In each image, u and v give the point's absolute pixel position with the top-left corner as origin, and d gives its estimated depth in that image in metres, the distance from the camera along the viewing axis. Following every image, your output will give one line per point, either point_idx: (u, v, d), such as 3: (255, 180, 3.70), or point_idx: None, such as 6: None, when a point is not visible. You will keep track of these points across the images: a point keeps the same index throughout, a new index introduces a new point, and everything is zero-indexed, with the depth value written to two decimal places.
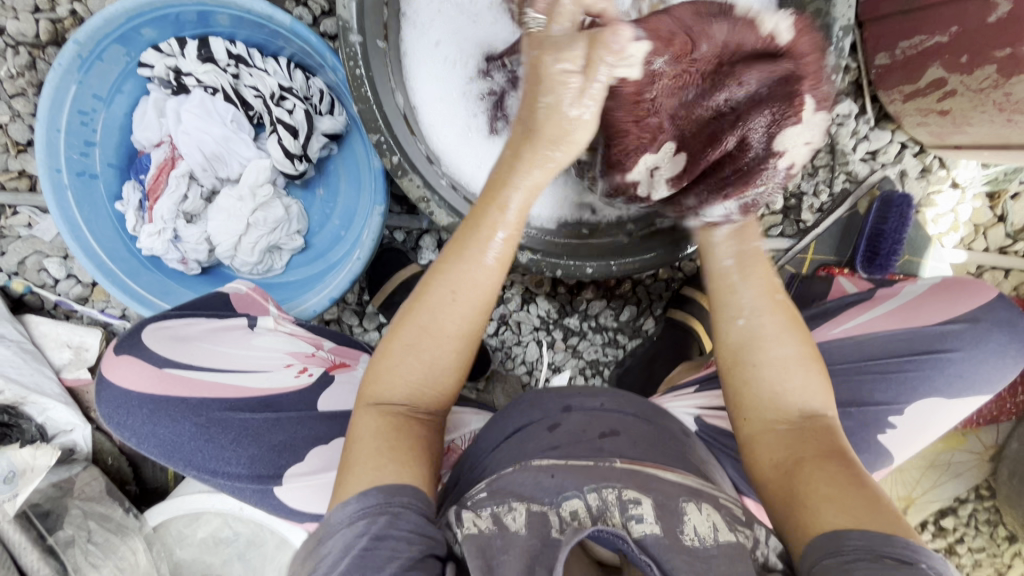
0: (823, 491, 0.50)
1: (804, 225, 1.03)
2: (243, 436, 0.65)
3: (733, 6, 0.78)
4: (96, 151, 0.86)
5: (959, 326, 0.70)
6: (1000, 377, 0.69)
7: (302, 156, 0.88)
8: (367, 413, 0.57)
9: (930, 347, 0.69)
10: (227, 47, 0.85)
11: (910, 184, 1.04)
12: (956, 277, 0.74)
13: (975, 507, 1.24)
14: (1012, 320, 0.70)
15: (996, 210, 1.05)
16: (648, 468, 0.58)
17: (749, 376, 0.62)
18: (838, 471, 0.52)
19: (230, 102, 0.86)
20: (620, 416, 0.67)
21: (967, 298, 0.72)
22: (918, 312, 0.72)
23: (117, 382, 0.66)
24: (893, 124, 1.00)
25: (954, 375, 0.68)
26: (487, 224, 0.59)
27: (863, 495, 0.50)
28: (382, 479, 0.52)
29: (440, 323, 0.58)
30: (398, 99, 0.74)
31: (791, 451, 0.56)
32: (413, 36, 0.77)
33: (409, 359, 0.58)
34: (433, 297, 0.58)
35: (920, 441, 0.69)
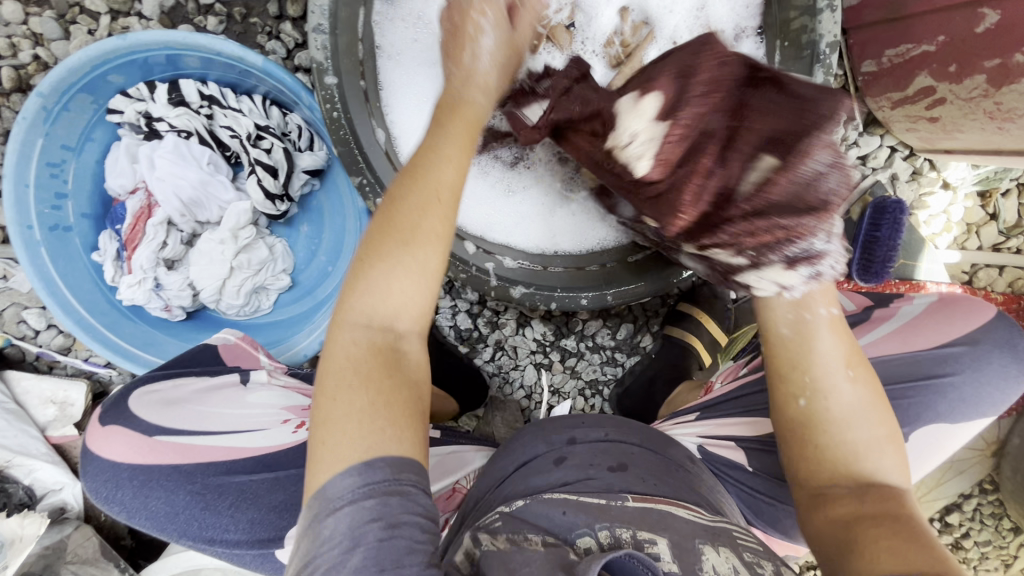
0: (881, 542, 0.48)
1: None
2: (241, 500, 0.63)
3: (716, 25, 0.77)
4: (67, 205, 0.82)
5: (958, 347, 0.69)
6: (1001, 395, 0.68)
7: (284, 195, 0.86)
8: (350, 339, 0.47)
9: (930, 368, 0.68)
10: (199, 88, 0.82)
11: (901, 188, 1.03)
12: (950, 296, 0.74)
13: (979, 502, 1.25)
14: (1009, 337, 0.70)
15: (987, 208, 1.06)
16: (660, 504, 0.56)
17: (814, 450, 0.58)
18: (902, 546, 0.47)
19: (205, 144, 0.84)
20: (627, 446, 0.67)
21: (964, 319, 0.70)
22: (914, 335, 0.71)
23: (105, 455, 0.64)
24: (881, 129, 0.99)
25: (957, 396, 0.67)
26: (457, 129, 0.53)
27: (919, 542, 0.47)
28: (382, 449, 0.43)
29: (422, 227, 0.48)
30: (379, 136, 0.73)
31: (853, 514, 0.53)
32: (393, 75, 0.75)
33: (392, 271, 0.47)
34: (411, 200, 0.49)
35: (924, 466, 0.69)
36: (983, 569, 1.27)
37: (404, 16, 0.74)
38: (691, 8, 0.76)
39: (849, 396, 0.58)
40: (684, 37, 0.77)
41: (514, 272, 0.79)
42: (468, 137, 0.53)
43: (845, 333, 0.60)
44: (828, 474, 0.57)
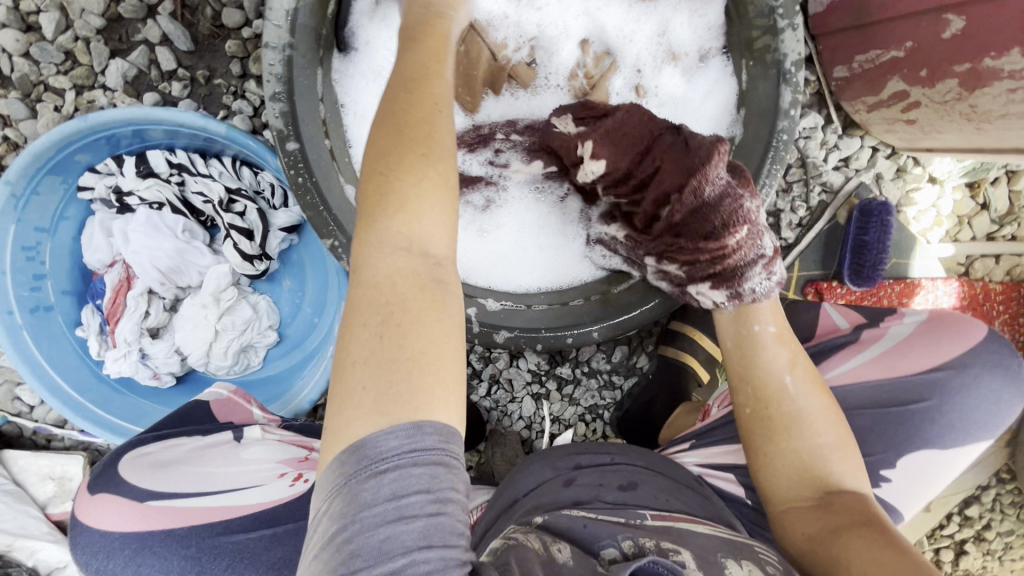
0: (858, 570, 0.47)
1: (788, 241, 1.01)
2: (238, 559, 0.61)
3: (678, 48, 0.76)
4: (47, 285, 0.82)
5: (946, 370, 0.67)
6: (992, 420, 0.67)
7: (261, 255, 0.86)
8: (389, 263, 0.41)
9: (920, 395, 0.67)
10: (166, 157, 0.82)
11: (887, 187, 1.01)
12: (941, 314, 0.72)
13: (998, 492, 1.22)
14: (999, 359, 0.68)
15: (977, 199, 1.04)
16: (677, 521, 0.55)
17: (770, 458, 0.59)
18: (882, 544, 0.49)
19: (179, 212, 0.83)
20: (631, 469, 0.67)
21: (953, 341, 0.69)
22: (902, 358, 0.70)
23: (95, 527, 0.63)
24: (860, 130, 0.98)
25: (948, 423, 0.66)
26: (431, 47, 0.52)
27: (899, 561, 0.47)
28: (435, 400, 0.38)
29: (435, 140, 0.45)
30: (350, 192, 0.71)
31: (823, 530, 0.52)
32: (359, 130, 0.74)
33: (413, 186, 0.43)
34: (410, 110, 0.46)
35: (920, 494, 0.66)
36: (1008, 558, 1.25)
37: (364, 72, 0.74)
38: (652, 35, 0.76)
39: (800, 401, 0.59)
40: (648, 64, 0.77)
41: (498, 313, 0.78)
42: (438, 53, 0.52)
43: (786, 340, 0.62)
44: (785, 484, 0.58)
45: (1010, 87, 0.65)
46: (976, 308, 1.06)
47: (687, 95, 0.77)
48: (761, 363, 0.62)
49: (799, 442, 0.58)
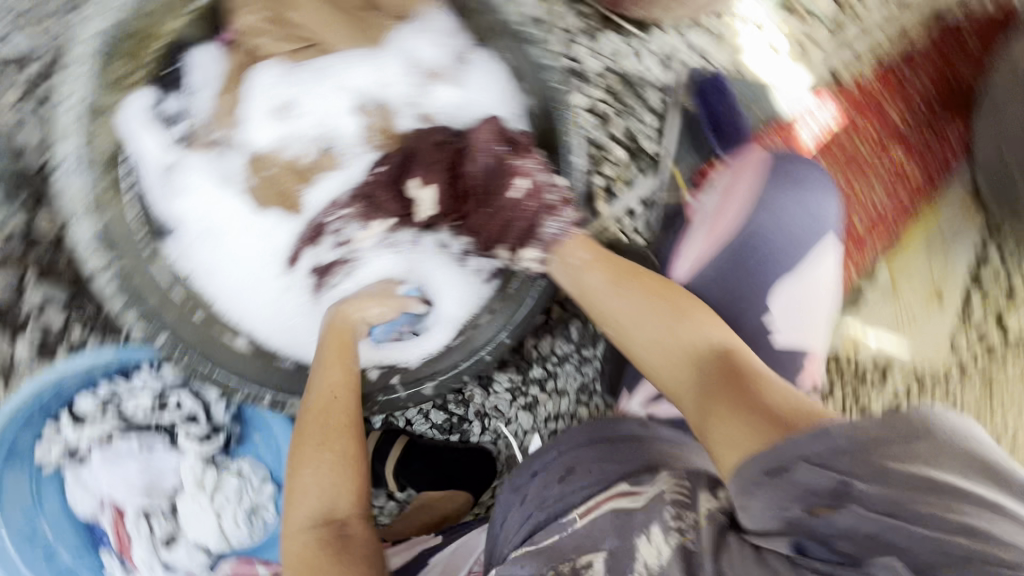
0: (723, 430, 0.61)
1: (656, 152, 1.03)
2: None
3: (437, 66, 0.80)
4: (60, 553, 0.90)
5: (759, 212, 0.89)
6: (809, 221, 0.89)
7: (214, 428, 0.93)
8: (302, 541, 0.65)
9: (750, 241, 0.89)
10: (92, 396, 0.88)
11: (714, 55, 1.03)
12: (733, 171, 0.94)
13: (996, 250, 1.17)
14: (784, 176, 0.90)
15: (803, 16, 1.05)
16: (603, 505, 0.66)
17: (642, 359, 0.72)
18: (732, 403, 0.62)
19: (128, 434, 0.90)
20: (572, 454, 0.77)
21: (749, 185, 0.91)
22: (721, 222, 0.92)
23: None
24: (658, 25, 0.99)
25: (781, 244, 0.88)
26: (335, 343, 0.77)
27: (749, 415, 0.60)
28: None
29: (328, 437, 0.70)
30: (239, 343, 0.78)
31: (695, 402, 0.66)
32: (216, 284, 0.78)
33: (319, 461, 0.69)
34: (315, 409, 0.72)
35: (796, 307, 0.89)
36: None
37: (194, 233, 0.78)
38: (407, 68, 0.79)
39: (628, 306, 0.72)
40: (420, 93, 0.80)
41: (419, 368, 0.84)
42: (341, 353, 0.76)
43: (599, 262, 0.76)
44: (666, 378, 0.70)
45: None
46: (859, 109, 1.07)
47: (469, 96, 0.80)
48: (598, 293, 0.74)
49: (643, 339, 0.71)
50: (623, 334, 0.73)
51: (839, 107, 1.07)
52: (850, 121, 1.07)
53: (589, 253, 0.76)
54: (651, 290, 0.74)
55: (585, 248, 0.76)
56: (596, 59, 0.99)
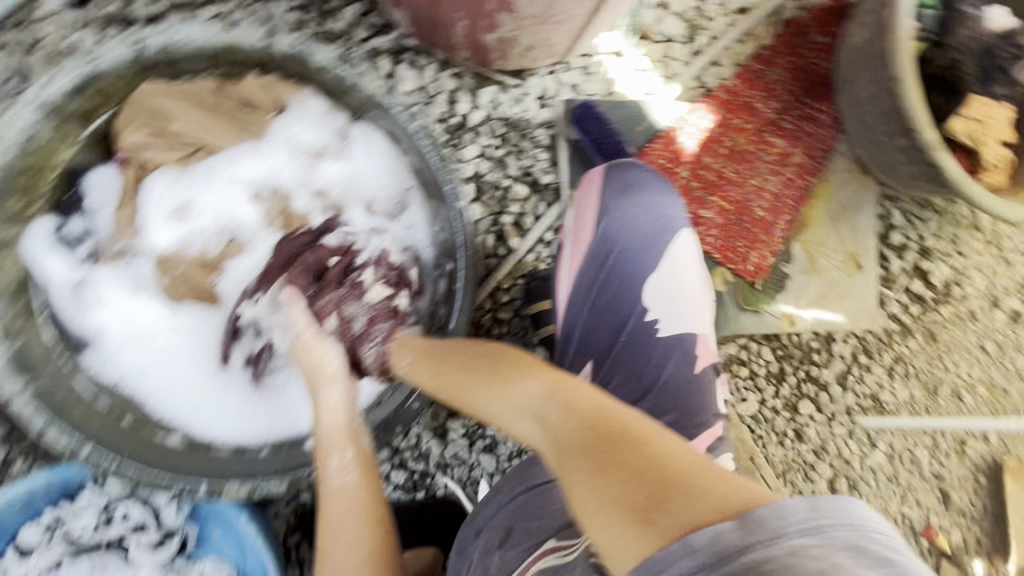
0: (591, 513, 0.48)
1: (554, 183, 1.10)
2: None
3: (323, 144, 0.87)
4: None
5: (604, 223, 0.83)
6: (657, 218, 0.85)
7: (167, 532, 0.92)
8: None
9: (604, 252, 0.83)
10: (36, 526, 0.87)
11: (587, 87, 1.13)
12: (587, 179, 0.87)
13: (897, 208, 1.26)
14: (625, 182, 0.85)
15: (659, 39, 1.16)
16: (536, 563, 0.63)
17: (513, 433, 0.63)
18: (578, 476, 0.51)
19: (78, 557, 0.88)
20: (509, 507, 0.72)
21: (594, 194, 0.85)
22: (581, 235, 0.85)
23: None
24: (529, 70, 1.09)
25: (635, 249, 0.84)
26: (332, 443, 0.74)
27: (613, 486, 0.48)
28: None
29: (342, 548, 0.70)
30: (172, 441, 0.80)
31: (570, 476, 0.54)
32: (146, 385, 0.83)
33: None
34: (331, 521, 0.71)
35: (676, 300, 0.84)
36: (961, 244, 1.28)
37: (115, 343, 0.82)
38: (295, 152, 0.87)
39: (485, 395, 0.65)
40: (313, 170, 0.88)
41: None
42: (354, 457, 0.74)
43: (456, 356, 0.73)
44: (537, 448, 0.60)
45: None
46: (731, 109, 1.17)
47: (360, 166, 0.89)
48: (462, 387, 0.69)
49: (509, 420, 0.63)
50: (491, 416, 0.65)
51: (713, 111, 1.17)
52: (725, 121, 1.17)
53: (422, 364, 0.76)
54: (508, 366, 0.67)
55: (418, 345, 0.78)
56: (478, 111, 1.07)
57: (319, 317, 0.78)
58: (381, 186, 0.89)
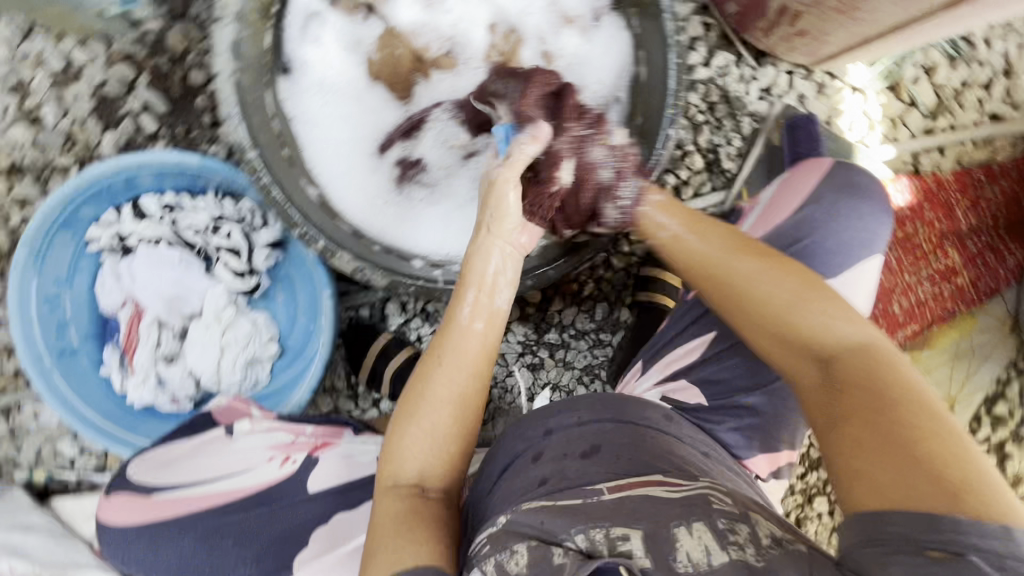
0: (859, 462, 0.50)
1: (731, 173, 1.08)
2: (241, 538, 0.67)
3: (572, 12, 0.86)
4: (71, 331, 0.93)
5: (809, 207, 0.77)
6: (868, 234, 0.76)
7: (250, 271, 0.97)
8: (389, 500, 0.61)
9: (794, 233, 0.76)
10: (158, 200, 0.94)
11: (813, 104, 1.08)
12: (801, 164, 0.83)
13: (1021, 383, 1.18)
14: (849, 182, 0.79)
15: (904, 98, 1.11)
16: (637, 488, 0.55)
17: (748, 329, 0.65)
18: (871, 427, 0.52)
19: (174, 246, 0.95)
20: (597, 425, 0.65)
21: (809, 179, 0.80)
22: (775, 210, 0.79)
23: (112, 525, 0.68)
24: (772, 58, 1.06)
25: (827, 249, 0.74)
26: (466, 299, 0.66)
27: (906, 457, 0.48)
28: (407, 557, 0.55)
29: (429, 397, 0.63)
30: (310, 192, 0.82)
31: (828, 405, 0.56)
32: (312, 134, 0.84)
33: (417, 437, 0.62)
34: (435, 370, 0.64)
35: None
36: None
37: (307, 86, 0.84)
38: (545, 5, 0.86)
39: (751, 272, 0.66)
40: (548, 31, 0.87)
41: None
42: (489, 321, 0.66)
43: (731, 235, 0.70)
44: (789, 362, 0.62)
45: None
46: (931, 199, 1.12)
47: (590, 51, 0.87)
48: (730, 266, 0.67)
49: (769, 301, 0.64)
50: (751, 298, 0.65)
51: (913, 191, 1.11)
52: (918, 206, 1.11)
53: (682, 217, 0.72)
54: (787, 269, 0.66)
55: (687, 210, 0.73)
56: (706, 69, 1.05)
57: (553, 165, 0.67)
58: (601, 79, 0.87)
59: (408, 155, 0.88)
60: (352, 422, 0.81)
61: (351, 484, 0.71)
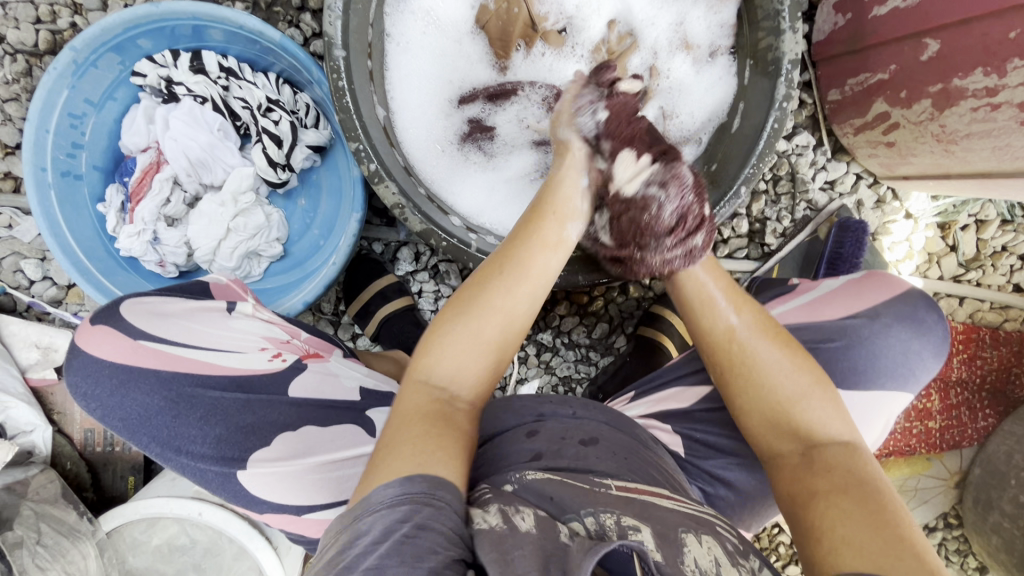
0: (843, 531, 0.50)
1: (769, 248, 1.09)
2: (212, 414, 0.60)
3: (692, 40, 0.87)
4: (82, 155, 0.88)
5: (861, 319, 0.78)
6: (901, 369, 0.76)
7: (285, 165, 0.92)
8: (413, 392, 0.55)
9: (836, 333, 0.77)
10: (219, 60, 0.89)
11: (866, 214, 1.11)
12: (872, 271, 0.84)
13: (944, 535, 1.23)
14: (912, 314, 0.78)
15: (947, 240, 1.13)
16: (643, 494, 0.53)
17: (743, 402, 0.64)
18: (852, 502, 0.52)
19: (218, 111, 0.89)
20: (594, 423, 0.65)
21: (875, 292, 0.81)
22: (829, 306, 0.81)
23: (89, 352, 0.61)
24: (847, 156, 1.07)
25: (857, 362, 0.75)
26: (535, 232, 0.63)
27: (885, 533, 0.49)
28: (429, 467, 0.47)
29: (487, 320, 0.58)
30: (379, 113, 0.80)
31: (808, 483, 0.56)
32: (400, 59, 0.84)
33: (462, 338, 0.57)
34: (497, 285, 0.59)
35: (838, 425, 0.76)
36: None
37: (414, 10, 0.84)
38: (670, 23, 0.86)
39: (769, 354, 0.64)
40: (663, 50, 0.87)
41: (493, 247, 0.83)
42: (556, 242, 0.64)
43: (741, 294, 0.69)
44: (771, 436, 0.62)
45: (973, 106, 0.74)
46: None
47: (693, 83, 0.88)
48: (717, 318, 0.67)
49: (777, 386, 0.62)
50: (752, 370, 0.64)
51: None
52: None
53: (720, 282, 0.69)
54: (793, 349, 0.65)
55: (726, 276, 0.70)
56: (786, 142, 1.05)
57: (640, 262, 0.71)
58: (691, 118, 0.89)
59: (484, 118, 0.89)
60: (339, 345, 0.80)
61: (331, 402, 0.66)
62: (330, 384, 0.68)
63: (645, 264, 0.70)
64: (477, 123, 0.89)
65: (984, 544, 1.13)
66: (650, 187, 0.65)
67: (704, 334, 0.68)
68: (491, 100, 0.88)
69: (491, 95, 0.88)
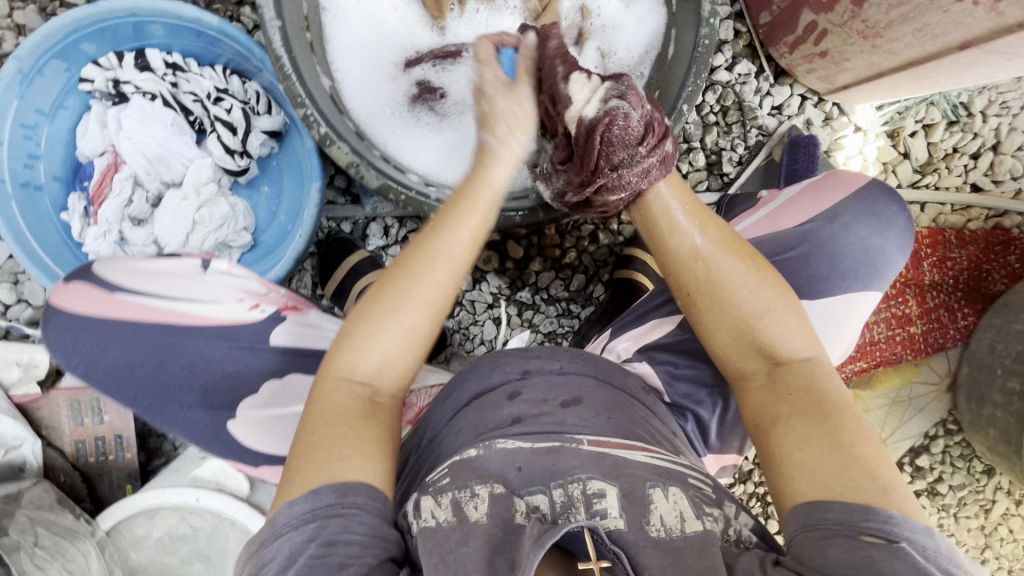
0: (798, 457, 0.54)
1: (729, 177, 1.11)
2: (194, 364, 0.64)
3: None
4: (39, 165, 0.90)
5: (820, 220, 0.80)
6: (864, 260, 0.78)
7: (242, 151, 0.94)
8: (332, 389, 0.55)
9: (797, 236, 0.79)
10: (164, 57, 0.91)
11: (817, 131, 1.13)
12: (832, 172, 0.87)
13: (946, 442, 1.24)
14: (869, 209, 0.81)
15: (898, 147, 1.17)
16: (615, 448, 0.54)
17: (707, 320, 0.64)
18: (812, 426, 0.55)
19: (169, 107, 0.91)
20: (579, 377, 0.64)
21: (832, 193, 0.83)
22: (789, 214, 0.83)
23: (67, 306, 0.64)
24: (790, 79, 1.10)
25: (820, 260, 0.77)
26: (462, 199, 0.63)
27: (839, 453, 0.52)
28: (342, 472, 0.49)
29: (410, 308, 0.58)
30: (323, 81, 0.82)
31: (770, 409, 0.59)
32: (337, 31, 0.87)
33: (382, 332, 0.57)
34: (410, 270, 0.59)
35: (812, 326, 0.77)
36: (963, 514, 1.25)
37: None
38: None
39: (731, 269, 0.64)
40: None
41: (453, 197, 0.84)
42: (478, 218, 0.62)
43: (706, 214, 0.68)
44: (738, 359, 0.63)
45: None
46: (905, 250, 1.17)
47: (625, 18, 0.91)
48: (679, 242, 0.67)
49: (743, 301, 0.63)
50: (715, 283, 0.64)
51: None
52: None
53: (685, 202, 0.69)
54: (755, 261, 0.65)
55: (688, 192, 0.70)
56: (727, 73, 1.09)
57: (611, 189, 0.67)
58: (629, 52, 0.92)
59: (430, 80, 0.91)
60: None
61: (306, 350, 0.68)
62: (308, 334, 0.68)
63: (617, 189, 0.67)
64: (423, 84, 0.91)
65: (983, 441, 1.15)
66: (607, 105, 0.66)
67: (668, 258, 0.67)
68: (434, 56, 0.90)
69: (437, 55, 0.90)
